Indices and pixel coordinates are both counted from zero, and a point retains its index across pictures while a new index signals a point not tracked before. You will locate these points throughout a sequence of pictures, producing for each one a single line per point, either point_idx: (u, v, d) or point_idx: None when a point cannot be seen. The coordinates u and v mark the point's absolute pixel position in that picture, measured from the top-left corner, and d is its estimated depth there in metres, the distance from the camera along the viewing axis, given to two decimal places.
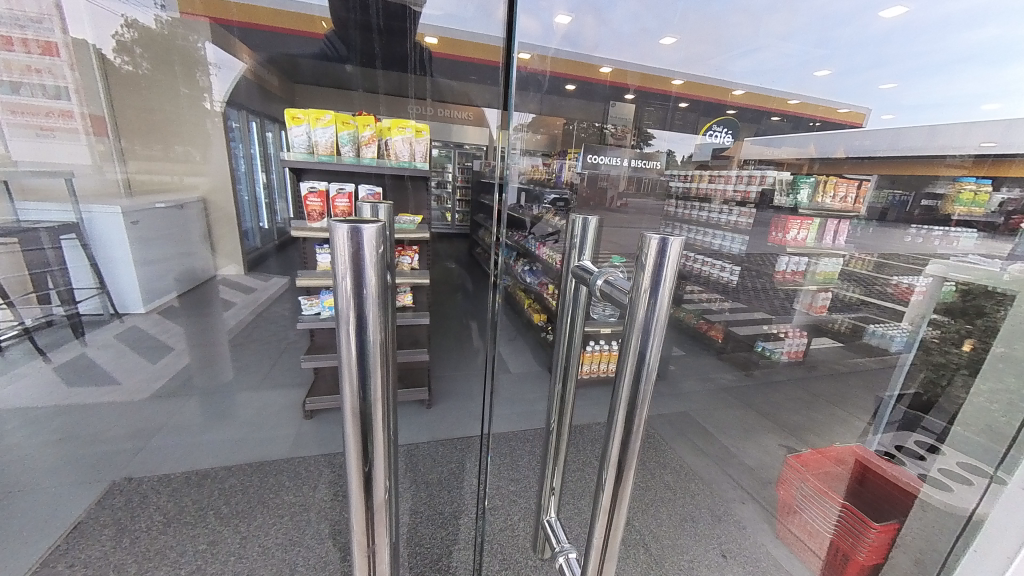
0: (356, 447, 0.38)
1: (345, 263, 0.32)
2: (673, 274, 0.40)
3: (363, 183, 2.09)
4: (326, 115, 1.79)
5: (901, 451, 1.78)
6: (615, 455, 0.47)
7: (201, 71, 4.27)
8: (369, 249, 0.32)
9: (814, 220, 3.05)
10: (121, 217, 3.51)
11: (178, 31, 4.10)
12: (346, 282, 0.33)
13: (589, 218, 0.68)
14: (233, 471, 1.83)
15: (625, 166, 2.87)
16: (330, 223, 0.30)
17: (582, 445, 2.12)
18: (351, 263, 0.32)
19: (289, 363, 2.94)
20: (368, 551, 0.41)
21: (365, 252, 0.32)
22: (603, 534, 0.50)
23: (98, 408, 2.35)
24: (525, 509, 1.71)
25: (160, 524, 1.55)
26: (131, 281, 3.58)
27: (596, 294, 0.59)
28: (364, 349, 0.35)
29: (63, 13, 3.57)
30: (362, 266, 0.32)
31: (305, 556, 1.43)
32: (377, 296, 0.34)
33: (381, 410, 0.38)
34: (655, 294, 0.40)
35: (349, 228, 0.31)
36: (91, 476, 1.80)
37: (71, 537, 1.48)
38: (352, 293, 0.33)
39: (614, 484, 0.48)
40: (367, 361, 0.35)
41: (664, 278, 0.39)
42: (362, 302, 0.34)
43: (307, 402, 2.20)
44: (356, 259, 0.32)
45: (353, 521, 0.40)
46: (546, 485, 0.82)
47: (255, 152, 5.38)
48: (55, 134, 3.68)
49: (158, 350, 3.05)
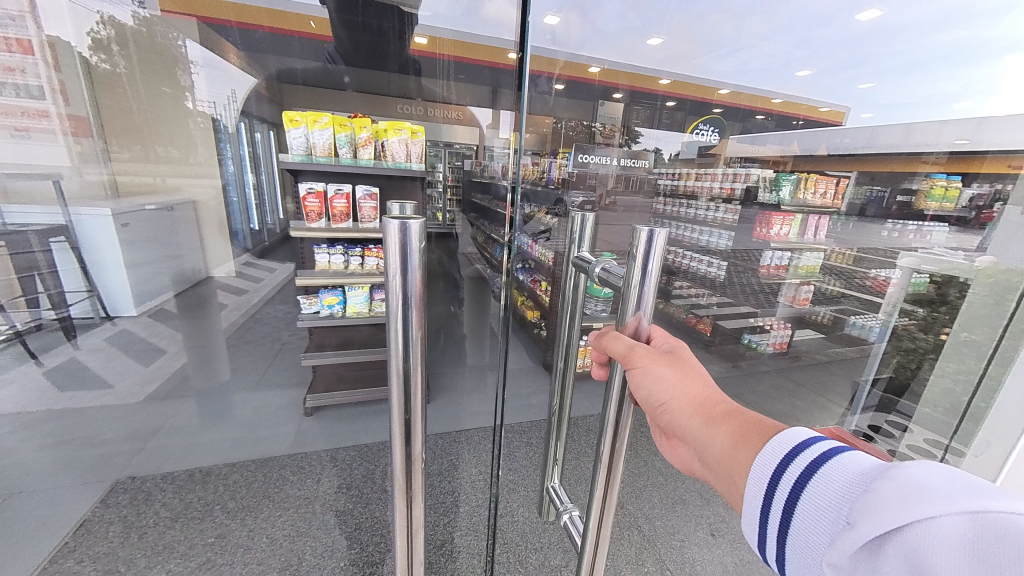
0: (401, 409, 0.44)
1: (397, 257, 0.38)
2: (659, 262, 0.47)
3: (361, 183, 2.14)
4: (324, 117, 1.83)
5: (879, 434, 1.85)
6: (615, 413, 0.56)
7: (183, 70, 4.34)
8: (415, 242, 0.38)
9: (796, 216, 3.16)
10: (110, 219, 3.46)
11: (157, 28, 4.13)
12: (395, 274, 0.39)
13: (586, 213, 0.74)
14: (237, 467, 1.87)
15: (614, 164, 2.96)
16: (385, 220, 0.36)
17: (578, 435, 2.21)
18: (401, 256, 0.38)
19: (286, 363, 2.96)
20: (408, 494, 0.48)
21: (412, 244, 0.38)
22: (605, 482, 0.60)
23: (93, 411, 2.36)
24: (524, 496, 1.78)
25: (167, 520, 1.58)
26: (121, 285, 3.55)
27: (593, 280, 0.66)
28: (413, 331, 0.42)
29: (36, 12, 3.47)
30: (408, 259, 0.38)
31: (313, 545, 1.48)
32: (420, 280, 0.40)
33: (420, 376, 0.45)
34: (644, 279, 0.47)
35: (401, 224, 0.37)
36: (92, 477, 1.81)
37: (77, 534, 1.51)
38: (400, 283, 0.39)
39: (612, 436, 0.58)
40: (411, 335, 0.42)
41: (651, 264, 0.46)
42: (409, 286, 0.40)
43: (308, 400, 2.22)
44: (404, 252, 0.38)
45: (396, 471, 0.47)
46: (549, 455, 0.90)
47: (245, 153, 5.10)
48: (30, 134, 3.53)
49: (150, 353, 3.05)
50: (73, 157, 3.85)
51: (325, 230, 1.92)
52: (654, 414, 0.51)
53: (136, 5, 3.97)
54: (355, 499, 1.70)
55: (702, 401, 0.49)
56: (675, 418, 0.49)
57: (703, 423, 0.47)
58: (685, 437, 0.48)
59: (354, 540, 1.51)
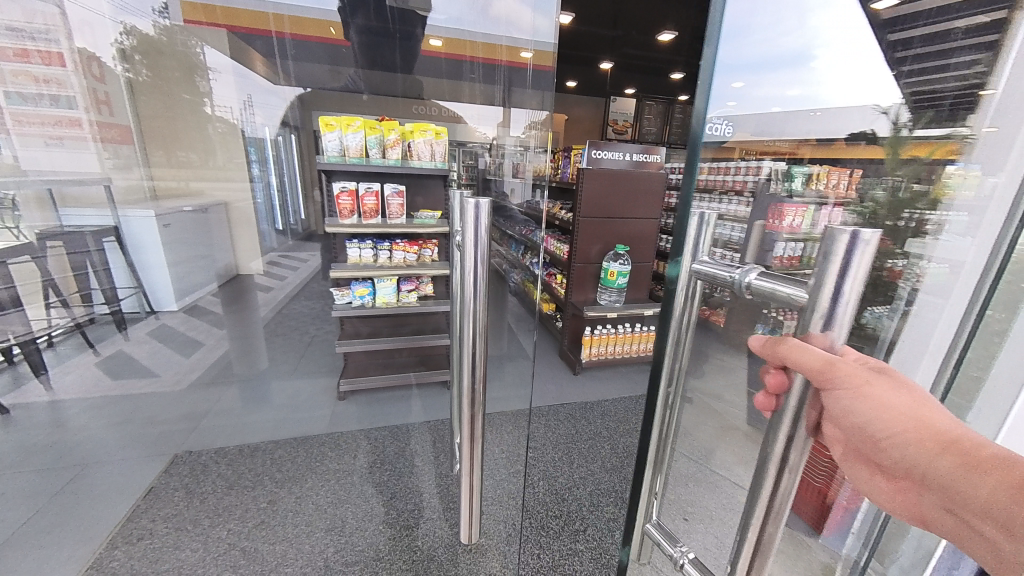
0: (472, 323, 0.68)
1: (473, 224, 0.63)
2: (865, 261, 0.32)
3: (389, 182, 2.29)
4: (356, 122, 1.99)
5: None
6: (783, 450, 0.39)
7: (201, 76, 4.53)
8: (484, 213, 0.63)
9: (810, 207, 3.08)
10: (154, 221, 3.69)
11: (178, 37, 4.33)
12: (470, 240, 0.64)
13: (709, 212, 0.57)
14: (280, 444, 2.05)
15: (627, 160, 2.78)
16: (471, 199, 0.61)
17: (593, 418, 2.38)
18: (474, 220, 0.63)
19: (316, 353, 3.15)
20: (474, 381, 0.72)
21: (482, 214, 0.63)
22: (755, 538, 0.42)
23: (147, 396, 2.57)
24: (544, 472, 1.93)
25: (224, 487, 1.76)
26: (164, 281, 3.80)
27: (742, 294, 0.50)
28: (480, 282, 0.66)
29: (67, 23, 3.62)
30: (480, 226, 0.63)
31: (354, 510, 1.64)
32: (488, 240, 0.64)
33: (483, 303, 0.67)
34: (843, 283, 0.32)
35: (477, 203, 0.61)
36: (154, 451, 2.01)
37: (148, 498, 1.70)
38: (474, 241, 0.63)
39: (756, 543, 0.43)
40: (478, 281, 0.66)
41: (852, 270, 0.32)
42: (479, 241, 0.64)
43: (340, 384, 2.40)
44: (476, 221, 0.63)
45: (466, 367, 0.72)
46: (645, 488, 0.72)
47: (269, 156, 5.27)
48: (64, 143, 3.68)
49: (191, 345, 3.28)
50: (103, 164, 4.01)
51: (359, 227, 2.08)
52: (868, 455, 0.35)
53: (157, 16, 4.17)
54: (389, 472, 1.85)
55: (944, 432, 0.34)
56: (901, 458, 0.34)
57: (954, 466, 0.32)
58: (927, 482, 0.33)
59: (390, 507, 1.66)
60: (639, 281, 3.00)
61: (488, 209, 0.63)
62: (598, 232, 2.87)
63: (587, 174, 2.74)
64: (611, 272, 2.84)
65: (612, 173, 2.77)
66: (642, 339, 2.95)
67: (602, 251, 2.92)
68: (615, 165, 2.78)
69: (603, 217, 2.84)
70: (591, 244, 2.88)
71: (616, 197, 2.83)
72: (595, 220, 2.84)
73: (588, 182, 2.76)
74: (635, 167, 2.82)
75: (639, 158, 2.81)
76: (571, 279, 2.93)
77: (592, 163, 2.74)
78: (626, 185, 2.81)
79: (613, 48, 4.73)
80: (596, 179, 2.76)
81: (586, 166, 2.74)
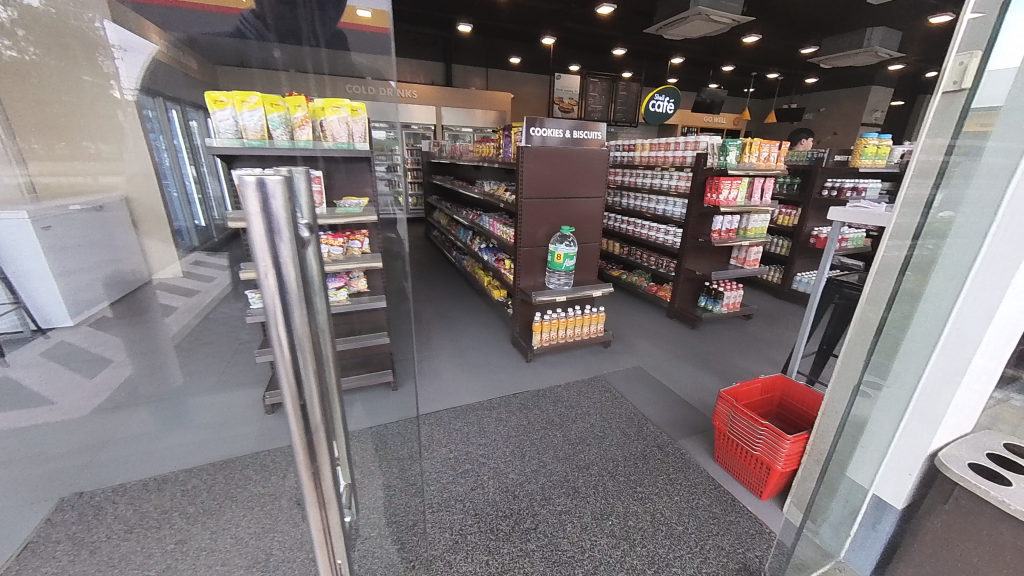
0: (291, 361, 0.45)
1: (259, 215, 0.38)
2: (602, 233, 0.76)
3: (303, 167, 2.04)
4: (252, 97, 1.71)
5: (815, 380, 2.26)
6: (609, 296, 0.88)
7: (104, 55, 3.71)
8: (277, 197, 0.38)
9: (743, 179, 3.04)
10: (29, 223, 3.08)
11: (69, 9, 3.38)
12: (263, 235, 0.39)
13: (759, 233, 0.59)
14: (196, 472, 1.81)
15: (566, 137, 2.65)
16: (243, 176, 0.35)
17: (545, 406, 2.30)
18: (261, 211, 0.38)
19: (244, 362, 2.85)
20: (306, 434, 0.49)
21: (273, 200, 0.38)
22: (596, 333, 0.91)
23: (32, 429, 2.19)
24: (495, 469, 1.82)
25: (122, 532, 1.52)
26: (54, 293, 3.28)
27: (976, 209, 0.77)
28: (298, 303, 0.43)
29: None
30: (273, 217, 0.39)
31: (281, 539, 1.47)
32: (289, 233, 0.40)
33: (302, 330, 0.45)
34: None
35: (258, 181, 0.36)
36: (36, 496, 1.71)
37: (22, 557, 1.42)
38: (267, 241, 0.39)
39: None
40: (290, 305, 0.42)
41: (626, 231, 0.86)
42: (275, 238, 0.39)
43: (267, 397, 2.16)
44: (266, 208, 0.38)
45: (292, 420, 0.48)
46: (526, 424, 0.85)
47: (180, 144, 4.94)
48: None
49: (93, 364, 2.85)
50: None
51: None
52: None
53: None
54: None
55: None
56: None
57: None
58: None
59: None
60: (587, 263, 2.95)
61: (286, 185, 0.38)
62: (543, 214, 2.75)
63: (525, 152, 2.58)
64: (558, 255, 2.71)
65: (553, 151, 2.65)
66: (592, 320, 2.88)
67: (549, 234, 2.81)
68: (556, 142, 2.65)
69: (548, 198, 2.73)
70: (536, 227, 2.76)
71: (558, 176, 2.72)
72: (539, 202, 2.72)
73: (528, 161, 2.61)
74: (573, 145, 2.70)
75: (579, 135, 2.70)
76: (518, 265, 2.79)
77: (530, 142, 2.60)
78: (567, 164, 2.71)
79: (552, 21, 4.58)
80: (537, 158, 2.62)
81: (525, 143, 2.58)
